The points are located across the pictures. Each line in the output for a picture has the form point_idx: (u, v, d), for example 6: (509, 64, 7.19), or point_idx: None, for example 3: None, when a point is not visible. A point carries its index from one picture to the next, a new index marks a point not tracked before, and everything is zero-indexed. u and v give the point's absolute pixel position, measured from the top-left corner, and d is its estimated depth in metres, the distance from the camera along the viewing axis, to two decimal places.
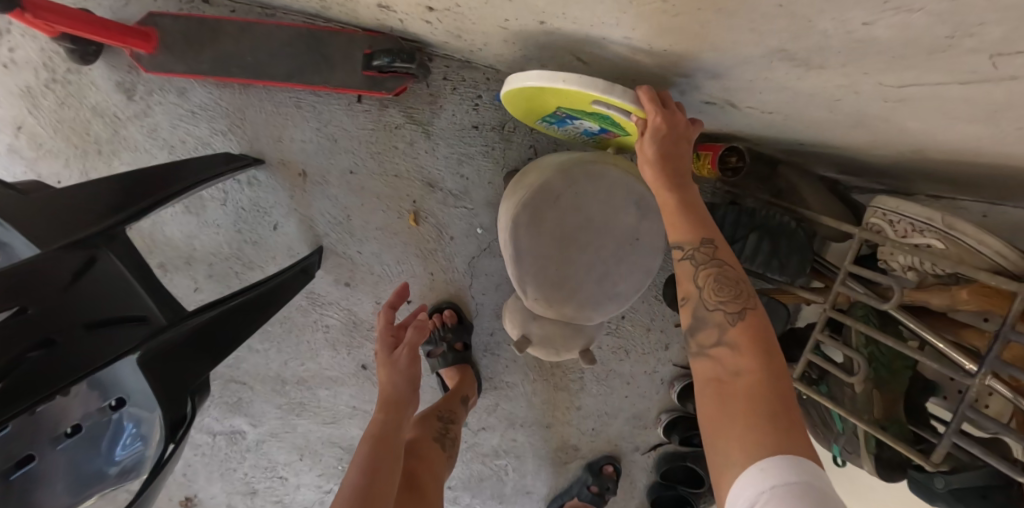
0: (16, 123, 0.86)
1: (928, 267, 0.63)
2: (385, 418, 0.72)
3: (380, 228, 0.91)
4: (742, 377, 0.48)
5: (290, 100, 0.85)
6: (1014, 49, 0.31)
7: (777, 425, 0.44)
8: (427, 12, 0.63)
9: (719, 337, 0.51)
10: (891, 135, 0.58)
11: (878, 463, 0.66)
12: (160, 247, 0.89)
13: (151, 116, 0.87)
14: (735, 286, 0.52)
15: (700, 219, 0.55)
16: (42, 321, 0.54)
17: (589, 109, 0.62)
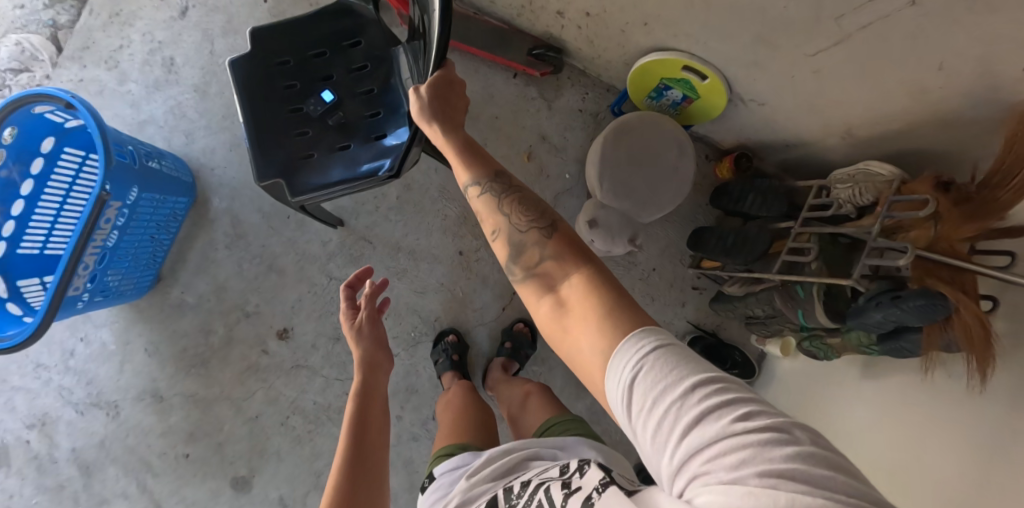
0: None
1: (859, 198, 1.03)
2: (366, 377, 0.90)
3: (503, 157, 1.36)
4: (554, 253, 0.61)
5: (472, 66, 1.37)
6: (842, 12, 0.80)
7: (608, 291, 0.54)
8: (583, 17, 1.16)
9: (541, 256, 0.62)
10: (828, 112, 1.07)
11: (828, 311, 0.99)
12: None
13: None
14: (536, 209, 0.66)
15: (478, 166, 0.72)
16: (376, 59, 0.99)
17: (678, 79, 1.15)
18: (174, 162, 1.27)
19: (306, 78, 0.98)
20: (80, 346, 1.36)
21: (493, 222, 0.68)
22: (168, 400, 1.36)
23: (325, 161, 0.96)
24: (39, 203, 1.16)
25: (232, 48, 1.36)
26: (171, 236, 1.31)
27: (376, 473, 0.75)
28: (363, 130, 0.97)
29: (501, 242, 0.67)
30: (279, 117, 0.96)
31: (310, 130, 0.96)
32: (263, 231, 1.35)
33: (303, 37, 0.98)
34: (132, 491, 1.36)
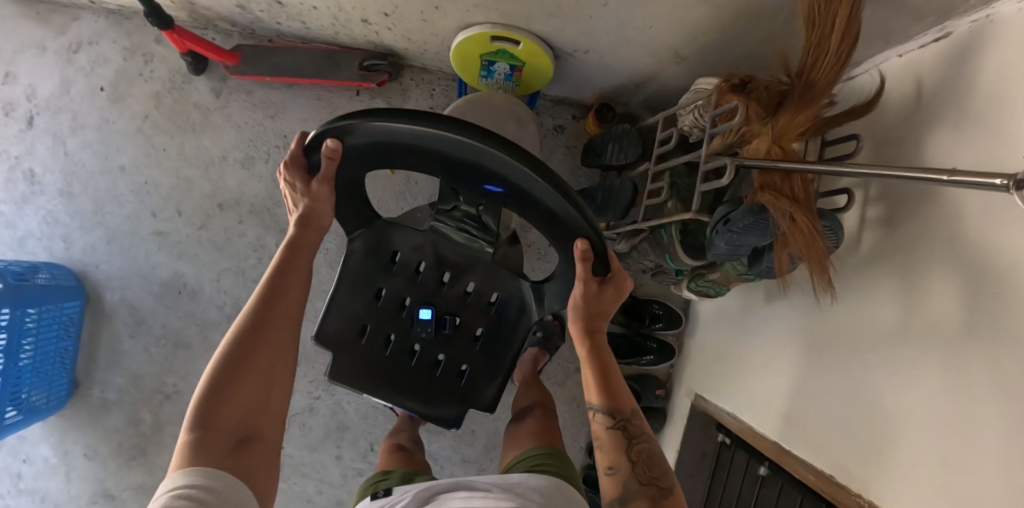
0: (143, 115, 1.36)
1: (702, 120, 0.97)
2: (282, 278, 0.73)
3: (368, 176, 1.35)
4: None
5: (314, 95, 1.36)
6: None
7: None
8: (385, 18, 1.14)
9: None
10: (648, 40, 1.01)
11: (685, 249, 0.94)
12: (223, 190, 1.35)
13: (228, 107, 1.35)
14: (651, 456, 0.74)
15: (614, 392, 0.77)
16: (412, 253, 0.88)
17: (495, 52, 1.11)
18: (53, 274, 1.28)
19: (388, 316, 0.91)
20: (20, 469, 1.37)
21: (612, 459, 0.75)
22: (119, 495, 1.38)
23: (480, 361, 0.94)
24: None
25: (84, 142, 1.36)
26: (73, 344, 1.33)
27: (280, 326, 0.72)
28: (478, 310, 0.92)
29: (612, 479, 0.74)
30: (405, 380, 0.94)
31: (443, 354, 0.93)
32: (161, 311, 1.36)
33: (355, 301, 0.90)
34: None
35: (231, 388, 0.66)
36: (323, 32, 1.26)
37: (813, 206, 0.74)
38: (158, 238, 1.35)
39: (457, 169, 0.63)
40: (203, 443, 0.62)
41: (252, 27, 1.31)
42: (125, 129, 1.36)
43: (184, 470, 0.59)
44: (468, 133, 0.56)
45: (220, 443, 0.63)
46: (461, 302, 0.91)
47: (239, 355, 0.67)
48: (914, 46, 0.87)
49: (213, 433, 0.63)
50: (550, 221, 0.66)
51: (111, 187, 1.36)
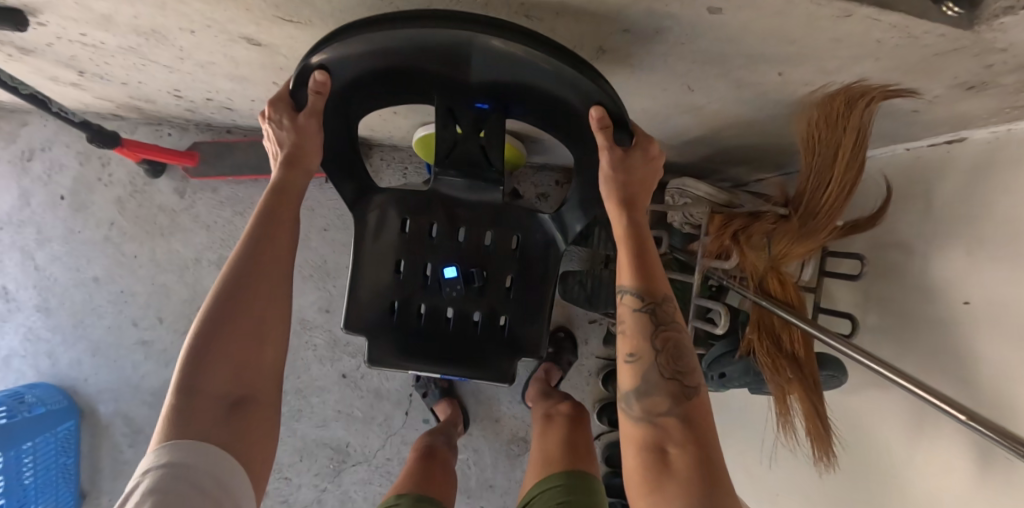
0: (109, 222, 1.30)
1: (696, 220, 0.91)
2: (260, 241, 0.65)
3: (348, 266, 1.30)
4: (687, 431, 0.60)
5: None
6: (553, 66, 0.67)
7: (699, 469, 0.58)
8: None
9: (665, 408, 0.61)
10: None
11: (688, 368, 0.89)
12: (203, 294, 1.31)
13: (195, 208, 1.29)
14: (682, 350, 0.64)
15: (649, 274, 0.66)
16: (421, 210, 0.87)
17: None
18: (44, 397, 1.25)
19: (412, 283, 0.89)
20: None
21: (634, 344, 0.64)
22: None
23: (516, 309, 0.91)
24: None
25: (52, 254, 1.31)
26: (74, 459, 1.31)
27: (274, 285, 0.65)
28: (506, 257, 0.90)
29: (632, 372, 0.64)
30: (454, 346, 0.92)
31: (478, 312, 0.91)
32: (157, 420, 1.34)
33: (376, 284, 0.89)
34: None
35: (225, 344, 0.59)
36: None
37: (819, 378, 0.68)
38: (143, 347, 1.32)
39: (460, 69, 0.62)
40: (189, 423, 0.55)
41: (209, 123, 1.24)
42: (92, 237, 1.30)
43: (173, 441, 0.54)
44: (448, 25, 0.54)
45: (212, 408, 0.57)
46: (490, 248, 0.89)
47: (230, 313, 0.61)
48: (924, 143, 0.78)
49: (202, 400, 0.57)
50: (544, 106, 0.67)
51: (87, 299, 1.31)
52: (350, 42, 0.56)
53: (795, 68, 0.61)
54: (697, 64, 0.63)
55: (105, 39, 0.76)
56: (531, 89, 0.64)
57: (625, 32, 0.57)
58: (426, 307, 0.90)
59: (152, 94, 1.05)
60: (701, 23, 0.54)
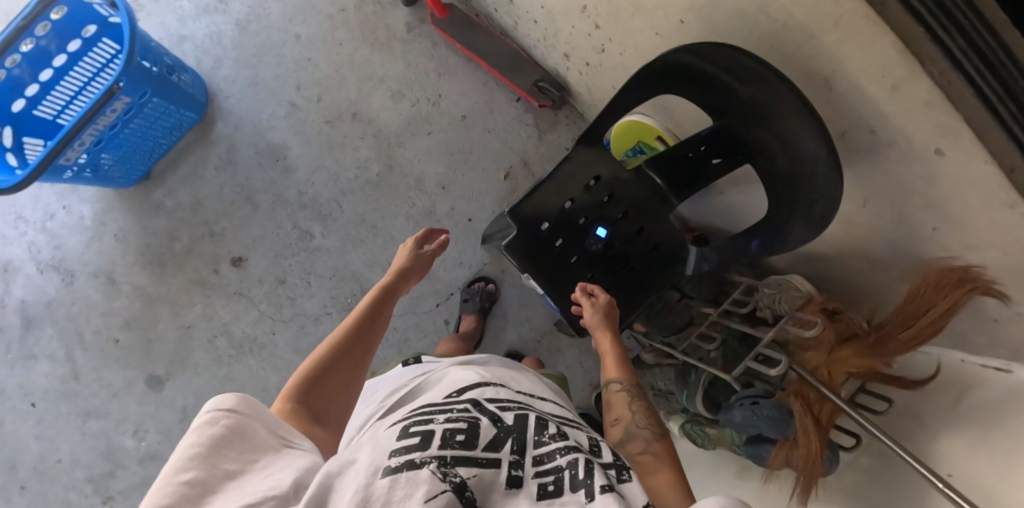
0: (343, 9, 1.50)
1: (779, 305, 1.10)
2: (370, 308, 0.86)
3: (483, 168, 1.45)
4: (654, 455, 0.76)
5: (481, 79, 1.48)
6: None
7: (675, 476, 0.72)
8: (584, 66, 1.27)
9: (643, 445, 0.79)
10: None
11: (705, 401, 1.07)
12: (363, 106, 1.47)
13: (410, 45, 1.49)
14: (653, 419, 0.84)
15: (623, 370, 0.93)
16: (609, 182, 1.08)
17: (650, 144, 1.24)
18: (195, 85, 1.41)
19: (569, 224, 1.07)
20: (60, 210, 1.51)
21: (619, 412, 0.86)
22: (121, 281, 1.49)
23: (624, 289, 1.10)
24: (66, 77, 1.34)
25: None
26: (171, 143, 1.45)
27: (369, 342, 0.81)
28: (641, 248, 1.11)
29: (621, 429, 0.84)
30: (564, 281, 1.07)
31: (594, 271, 1.09)
32: (252, 165, 1.47)
33: (546, 200, 1.06)
34: (48, 368, 1.49)
35: (332, 369, 0.73)
36: (524, 37, 1.39)
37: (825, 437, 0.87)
38: (289, 108, 1.47)
39: (750, 112, 0.84)
40: (295, 415, 0.65)
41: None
42: (322, 10, 1.50)
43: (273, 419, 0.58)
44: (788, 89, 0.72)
45: (306, 418, 0.65)
46: (640, 235, 1.11)
47: (338, 354, 0.75)
48: (977, 360, 0.98)
49: (303, 410, 0.66)
50: (776, 181, 0.90)
51: (279, 46, 1.49)
52: (709, 48, 0.78)
53: (947, 230, 0.82)
54: (893, 184, 0.84)
55: None
56: (778, 163, 0.86)
57: (872, 130, 0.78)
58: (567, 245, 1.07)
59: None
60: (926, 156, 0.73)
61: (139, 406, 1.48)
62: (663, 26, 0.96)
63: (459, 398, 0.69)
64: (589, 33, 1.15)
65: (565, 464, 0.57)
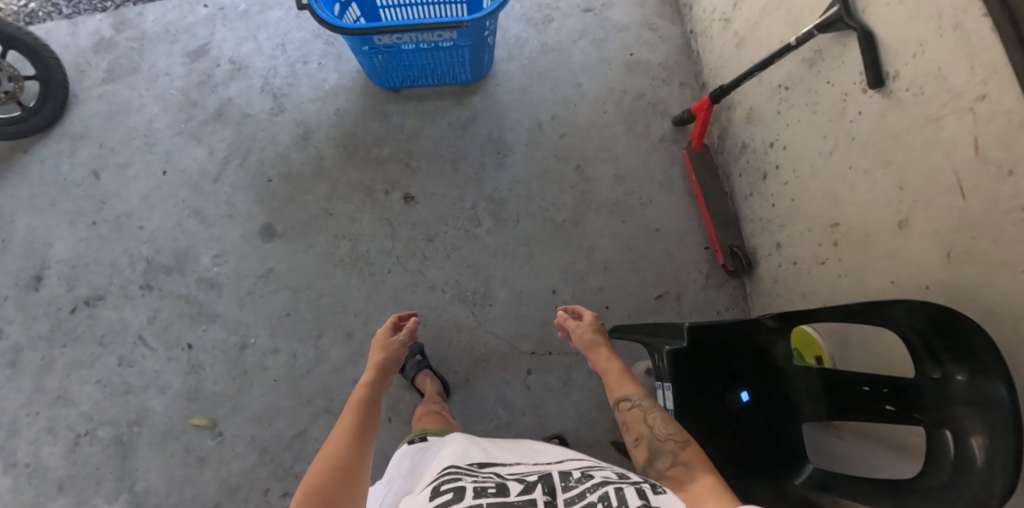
0: (624, 90, 1.69)
1: None
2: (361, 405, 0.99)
3: (644, 278, 1.54)
4: (685, 462, 0.84)
5: (690, 213, 1.59)
6: None
7: (712, 481, 0.79)
8: (790, 263, 1.37)
9: (673, 461, 0.86)
10: None
11: None
12: (590, 164, 1.60)
13: (655, 150, 1.63)
14: (670, 424, 0.94)
15: (629, 389, 1.07)
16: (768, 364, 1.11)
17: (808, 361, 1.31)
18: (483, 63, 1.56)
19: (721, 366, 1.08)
20: (312, 61, 1.74)
21: (638, 430, 0.96)
22: (311, 142, 1.63)
23: (729, 456, 1.05)
24: None
25: (587, 51, 1.73)
26: (429, 81, 1.62)
27: (362, 437, 0.91)
28: (762, 434, 1.08)
29: (645, 448, 0.93)
30: (685, 409, 1.07)
31: (709, 424, 1.07)
32: (477, 140, 1.61)
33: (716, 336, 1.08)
34: (199, 156, 1.65)
35: (342, 460, 0.83)
36: (751, 213, 1.52)
37: None
38: (534, 123, 1.63)
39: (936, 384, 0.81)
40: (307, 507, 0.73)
41: (730, 154, 1.58)
42: (609, 80, 1.70)
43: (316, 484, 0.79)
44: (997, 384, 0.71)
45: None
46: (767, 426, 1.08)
47: (345, 446, 0.87)
48: None
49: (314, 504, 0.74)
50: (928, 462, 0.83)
51: (561, 80, 1.69)
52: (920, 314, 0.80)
53: None
54: None
55: (857, 120, 1.11)
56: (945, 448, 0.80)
57: None
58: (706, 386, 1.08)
59: (765, 117, 1.43)
60: None
61: (240, 237, 1.56)
62: (904, 281, 1.03)
63: (523, 478, 0.78)
64: (822, 243, 1.26)
65: (595, 502, 0.69)
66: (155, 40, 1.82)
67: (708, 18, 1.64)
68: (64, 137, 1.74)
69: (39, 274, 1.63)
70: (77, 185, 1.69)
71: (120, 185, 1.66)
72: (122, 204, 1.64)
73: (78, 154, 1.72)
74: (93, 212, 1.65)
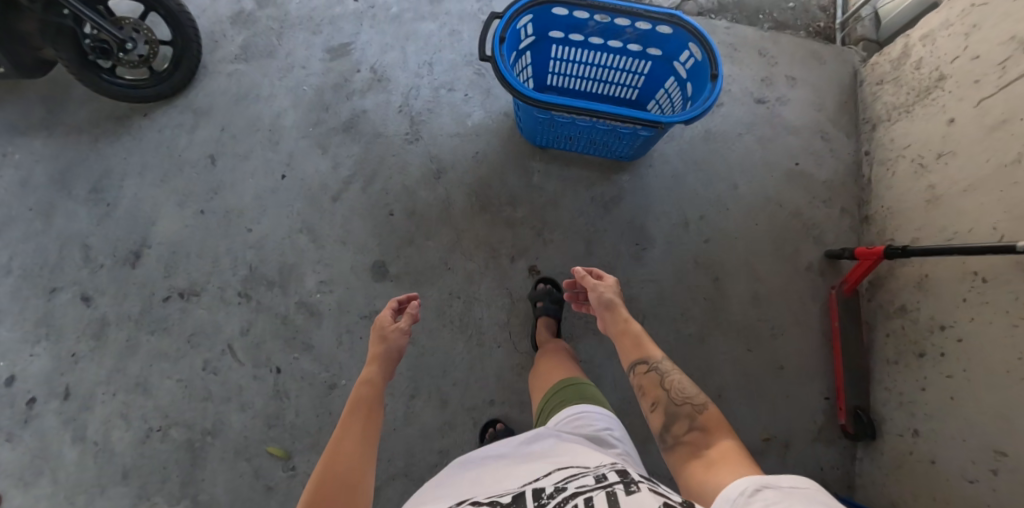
0: (781, 203, 1.56)
1: None
2: (359, 406, 0.94)
3: (756, 415, 1.44)
4: (700, 428, 0.87)
5: (819, 356, 1.49)
6: None
7: (735, 451, 0.80)
8: (926, 459, 1.25)
9: (689, 426, 0.87)
10: None
11: None
12: (726, 279, 1.50)
13: (798, 279, 1.52)
14: (683, 388, 0.93)
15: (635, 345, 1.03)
16: None
17: None
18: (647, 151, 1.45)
19: None
20: (458, 90, 1.63)
21: (654, 398, 0.94)
22: (442, 182, 1.53)
23: None
24: (602, 51, 1.42)
25: (751, 148, 1.59)
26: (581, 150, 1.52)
27: (359, 446, 0.86)
28: None
29: (661, 413, 0.92)
30: None
31: None
32: (615, 225, 1.51)
33: None
34: (322, 167, 1.57)
35: (332, 480, 0.78)
36: (890, 382, 1.39)
37: None
38: (678, 220, 1.52)
39: None
40: None
41: (881, 308, 1.46)
42: (767, 188, 1.56)
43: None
44: None
45: None
46: None
47: (328, 460, 0.82)
48: None
49: None
50: None
51: (717, 177, 1.56)
52: None
53: None
54: None
55: None
56: None
57: None
58: None
59: (946, 284, 1.28)
60: None
61: (349, 267, 1.49)
62: None
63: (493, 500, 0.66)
64: (975, 462, 1.13)
65: None
66: (297, 27, 1.72)
67: (898, 152, 1.48)
68: (186, 110, 1.66)
69: (138, 250, 1.58)
70: (191, 165, 1.62)
71: (234, 176, 1.59)
72: (233, 198, 1.57)
73: (198, 132, 1.64)
74: (202, 199, 1.58)
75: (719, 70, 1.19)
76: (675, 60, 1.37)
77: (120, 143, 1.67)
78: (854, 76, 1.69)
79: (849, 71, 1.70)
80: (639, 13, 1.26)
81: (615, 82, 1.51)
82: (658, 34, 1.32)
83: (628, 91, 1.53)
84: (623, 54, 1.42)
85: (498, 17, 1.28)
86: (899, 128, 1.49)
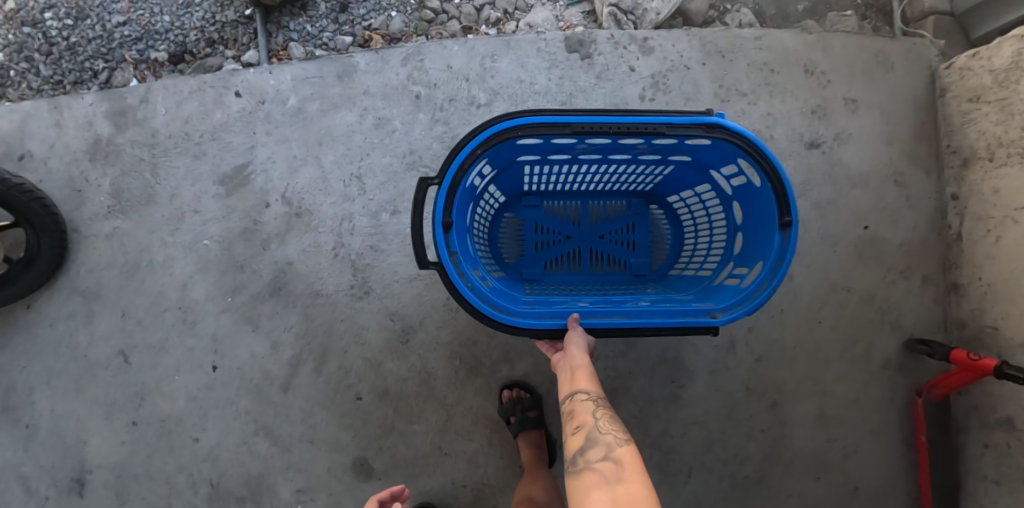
0: (847, 288, 1.23)
1: None
2: None
3: None
4: (617, 457, 0.70)
5: (900, 467, 1.25)
6: None
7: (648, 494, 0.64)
8: None
9: (605, 454, 0.71)
10: None
11: None
12: (785, 401, 1.21)
13: (870, 381, 1.24)
14: (615, 424, 0.76)
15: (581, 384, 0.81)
16: None
17: None
18: (678, 276, 1.17)
19: None
20: (405, 211, 1.20)
21: (581, 421, 0.76)
22: (412, 349, 1.19)
23: None
24: (603, 161, 1.05)
25: (806, 219, 1.23)
26: (587, 273, 1.20)
27: None
28: None
29: (583, 436, 0.75)
30: None
31: None
32: (642, 364, 1.19)
33: None
34: (258, 350, 1.22)
35: None
36: (988, 501, 1.17)
37: None
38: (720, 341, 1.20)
39: None
40: None
41: (977, 410, 1.19)
42: (827, 271, 1.22)
43: None
44: None
45: None
46: None
47: None
48: None
49: None
50: None
51: None
52: None
53: None
54: None
55: None
56: None
57: None
58: None
59: None
60: None
61: (326, 471, 1.21)
62: None
63: None
64: None
65: None
66: (173, 153, 1.27)
67: (1004, 212, 1.12)
68: (73, 293, 1.30)
69: (81, 477, 1.31)
70: (104, 366, 1.30)
71: (158, 376, 1.27)
72: (165, 404, 1.27)
73: (98, 323, 1.30)
74: (130, 407, 1.29)
75: (792, 217, 0.86)
76: (709, 166, 1.02)
77: (9, 348, 1.32)
78: (931, 82, 1.27)
79: (922, 77, 1.27)
80: (660, 133, 0.83)
81: (618, 178, 1.15)
82: (686, 147, 0.95)
83: (637, 183, 1.18)
84: (633, 162, 1.06)
85: (434, 180, 0.82)
86: (1009, 177, 1.10)
